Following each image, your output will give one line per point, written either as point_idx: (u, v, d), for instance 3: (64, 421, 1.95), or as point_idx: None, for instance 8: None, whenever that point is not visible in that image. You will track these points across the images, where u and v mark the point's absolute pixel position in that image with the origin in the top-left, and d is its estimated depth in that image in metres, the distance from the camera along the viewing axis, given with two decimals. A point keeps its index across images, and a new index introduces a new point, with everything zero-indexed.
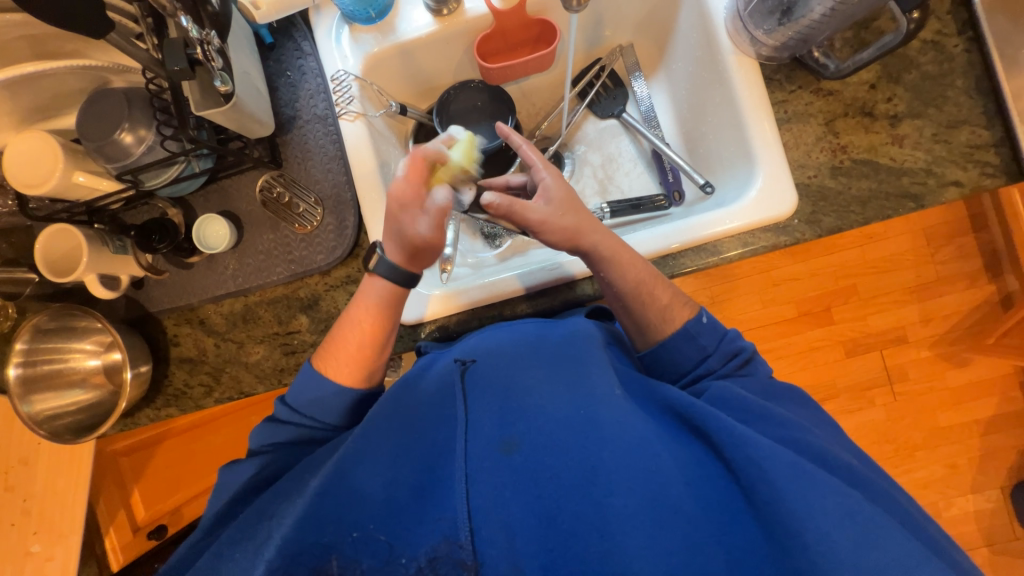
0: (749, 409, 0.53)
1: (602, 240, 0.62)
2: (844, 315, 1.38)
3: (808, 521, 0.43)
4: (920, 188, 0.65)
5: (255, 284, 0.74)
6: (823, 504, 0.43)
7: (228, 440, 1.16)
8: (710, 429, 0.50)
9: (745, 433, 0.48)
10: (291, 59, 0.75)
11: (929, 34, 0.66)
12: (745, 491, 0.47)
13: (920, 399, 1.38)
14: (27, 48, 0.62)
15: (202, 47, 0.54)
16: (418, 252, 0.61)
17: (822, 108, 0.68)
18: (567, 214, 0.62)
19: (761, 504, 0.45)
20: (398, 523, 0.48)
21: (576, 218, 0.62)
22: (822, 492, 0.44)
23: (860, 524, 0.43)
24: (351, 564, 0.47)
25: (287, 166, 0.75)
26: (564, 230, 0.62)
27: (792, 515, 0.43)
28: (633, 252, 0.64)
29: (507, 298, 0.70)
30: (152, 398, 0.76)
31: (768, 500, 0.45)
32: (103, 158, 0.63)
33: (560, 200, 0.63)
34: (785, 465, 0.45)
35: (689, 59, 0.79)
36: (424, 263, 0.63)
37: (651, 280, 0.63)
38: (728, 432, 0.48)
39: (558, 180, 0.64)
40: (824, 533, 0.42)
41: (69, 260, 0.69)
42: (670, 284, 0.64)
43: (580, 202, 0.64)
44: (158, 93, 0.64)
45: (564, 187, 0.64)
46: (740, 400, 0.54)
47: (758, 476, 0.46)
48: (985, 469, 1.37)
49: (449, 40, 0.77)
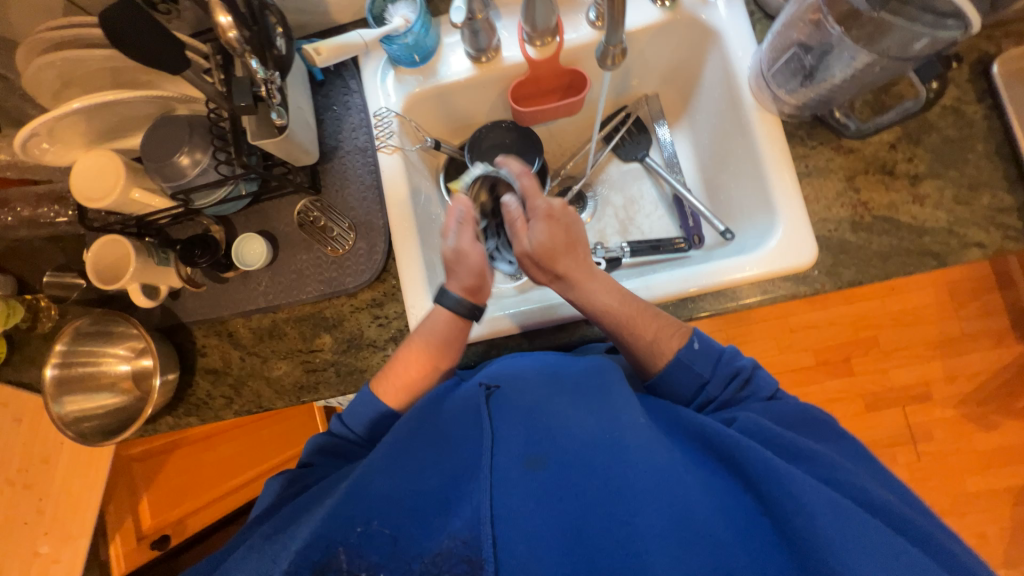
0: (778, 441, 0.52)
1: (577, 286, 0.65)
2: (863, 367, 1.35)
3: (844, 558, 0.41)
4: (942, 248, 0.66)
5: (285, 302, 0.77)
6: (861, 542, 0.41)
7: (238, 452, 1.17)
8: (741, 458, 0.48)
9: (783, 468, 0.46)
10: (338, 95, 0.81)
11: (948, 101, 0.69)
12: (779, 526, 0.45)
13: (947, 461, 1.32)
14: (107, 77, 0.68)
15: (266, 86, 0.60)
16: (458, 264, 0.68)
17: (842, 165, 0.70)
18: (544, 261, 0.65)
19: (793, 537, 0.43)
20: (416, 522, 0.48)
21: (553, 265, 0.65)
22: (865, 528, 0.42)
23: (895, 563, 0.41)
24: (358, 560, 0.47)
25: (325, 193, 0.79)
26: (539, 270, 0.68)
27: (826, 549, 0.41)
28: (616, 288, 0.65)
29: (506, 334, 0.72)
30: (174, 407, 0.78)
31: (807, 534, 0.42)
32: (160, 177, 0.68)
33: (539, 248, 0.65)
34: (825, 502, 0.43)
35: (712, 112, 0.83)
36: (456, 279, 0.68)
37: (636, 315, 0.63)
38: (762, 462, 0.47)
39: (546, 224, 0.66)
40: (864, 573, 0.40)
41: (116, 269, 0.73)
42: (659, 315, 0.64)
43: (563, 249, 0.66)
44: (218, 122, 0.69)
45: (548, 235, 0.66)
46: (770, 432, 0.52)
47: (792, 510, 0.43)
48: (1017, 542, 1.30)
49: (485, 84, 0.82)
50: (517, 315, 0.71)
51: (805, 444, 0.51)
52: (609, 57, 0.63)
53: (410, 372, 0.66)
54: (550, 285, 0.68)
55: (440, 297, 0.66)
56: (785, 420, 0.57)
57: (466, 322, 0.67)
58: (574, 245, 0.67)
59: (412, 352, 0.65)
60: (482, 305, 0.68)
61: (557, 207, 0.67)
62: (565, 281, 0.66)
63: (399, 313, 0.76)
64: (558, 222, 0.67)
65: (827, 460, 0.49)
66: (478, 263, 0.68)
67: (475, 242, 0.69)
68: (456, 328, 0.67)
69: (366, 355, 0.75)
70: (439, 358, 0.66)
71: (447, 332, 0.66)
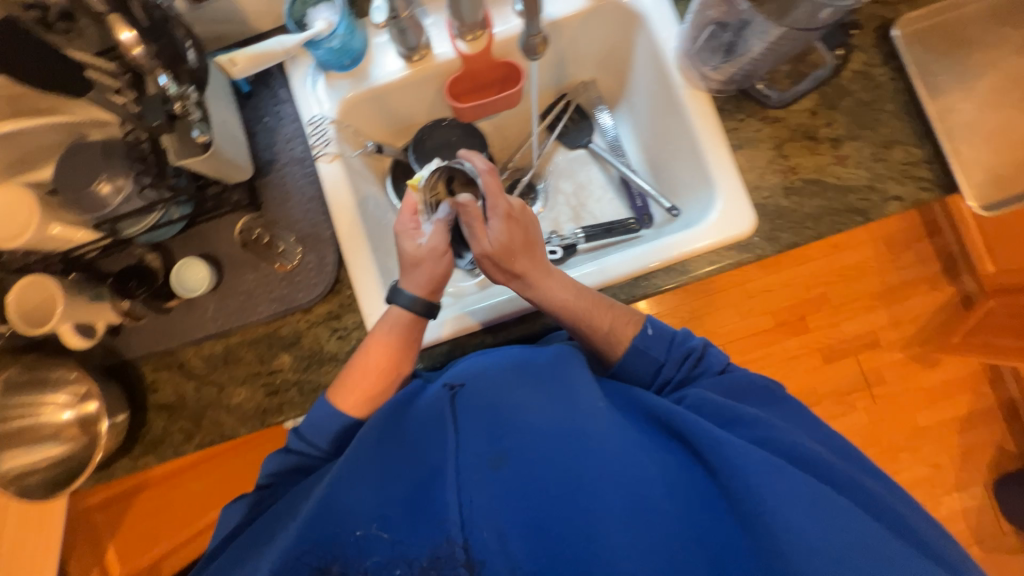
0: (723, 412, 0.54)
1: (536, 288, 0.65)
2: (818, 322, 1.42)
3: (779, 515, 0.43)
4: (865, 204, 0.70)
5: (236, 325, 0.74)
6: (796, 496, 0.44)
7: (206, 489, 1.09)
8: (688, 430, 0.51)
9: (726, 437, 0.48)
10: (268, 106, 0.78)
11: (857, 66, 0.73)
12: (726, 493, 0.47)
13: (898, 399, 1.42)
14: (5, 107, 0.63)
15: (180, 102, 0.57)
16: (420, 268, 0.66)
17: (770, 134, 0.73)
18: (502, 262, 0.64)
19: (736, 500, 0.46)
20: (405, 522, 0.48)
21: (511, 266, 0.64)
22: (795, 484, 0.45)
23: (828, 514, 0.44)
24: (356, 561, 0.48)
25: (266, 208, 0.76)
26: (498, 270, 0.66)
27: (764, 510, 0.44)
28: (570, 283, 0.65)
29: (470, 331, 0.71)
30: (130, 448, 0.74)
31: (748, 498, 0.45)
32: (79, 208, 0.64)
33: (496, 251, 0.64)
34: (758, 462, 0.46)
35: (646, 93, 0.85)
36: (418, 285, 0.66)
37: (591, 308, 0.64)
38: (707, 435, 0.49)
39: (505, 224, 0.64)
40: (797, 530, 0.43)
41: (44, 312, 0.68)
42: (614, 306, 0.65)
43: (522, 250, 0.65)
44: (137, 144, 0.65)
45: (508, 235, 0.64)
46: (718, 405, 0.55)
47: (736, 476, 0.46)
48: (966, 466, 1.42)
49: (422, 83, 0.81)
50: (480, 312, 0.71)
51: (748, 411, 0.53)
52: (532, 47, 0.64)
53: (369, 376, 0.64)
54: (508, 285, 0.67)
55: (394, 296, 0.66)
56: (738, 386, 0.60)
57: (424, 321, 0.67)
58: (533, 245, 0.66)
59: (374, 360, 0.64)
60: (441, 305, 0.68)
61: (516, 208, 0.66)
62: (522, 282, 0.65)
63: (358, 323, 0.74)
64: (518, 223, 0.65)
65: (765, 423, 0.52)
66: (444, 269, 0.67)
67: (446, 253, 0.67)
68: (414, 329, 0.66)
69: (328, 369, 0.74)
70: (400, 362, 0.65)
71: (406, 332, 0.66)
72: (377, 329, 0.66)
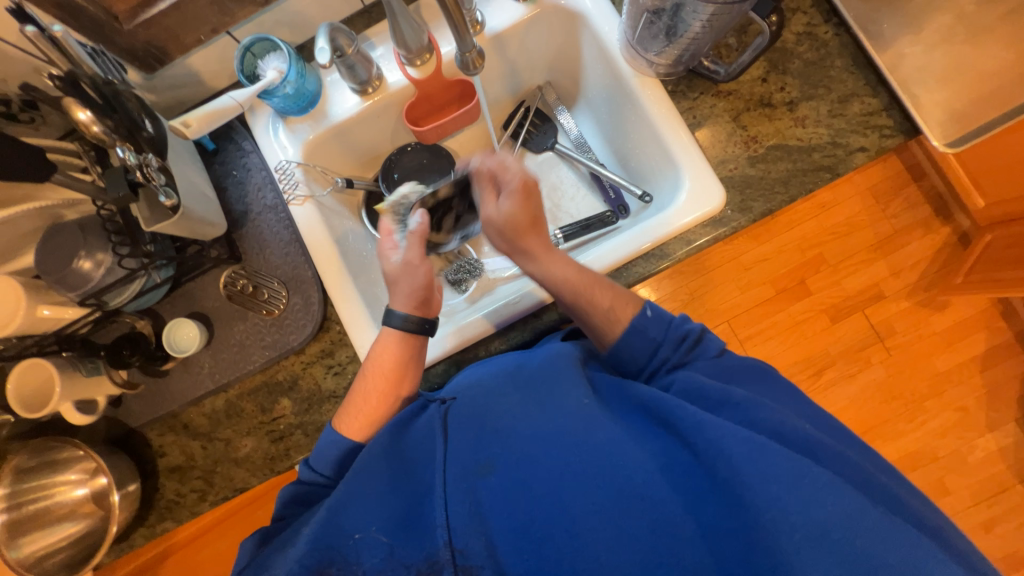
0: (709, 397, 0.54)
1: (538, 262, 0.67)
2: (819, 284, 1.31)
3: (754, 487, 0.44)
4: (831, 160, 0.70)
5: (233, 377, 0.74)
6: (774, 470, 0.44)
7: (226, 551, 1.08)
8: (674, 417, 0.50)
9: (708, 419, 0.48)
10: (235, 160, 0.80)
11: (800, 27, 0.74)
12: (709, 472, 0.46)
13: (915, 349, 1.38)
14: None
15: (140, 169, 0.59)
16: (400, 280, 0.67)
17: (726, 107, 0.74)
18: (509, 238, 0.68)
19: (719, 479, 0.45)
20: (408, 528, 0.49)
21: (517, 241, 0.68)
22: (772, 460, 0.45)
23: (810, 485, 0.43)
24: (355, 563, 0.48)
25: (247, 259, 0.78)
26: (501, 240, 0.70)
27: (743, 486, 0.44)
28: (573, 262, 0.66)
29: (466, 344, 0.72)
30: (145, 516, 0.75)
31: (729, 474, 0.45)
32: (65, 287, 0.66)
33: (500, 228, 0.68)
34: (741, 442, 0.46)
35: (600, 87, 0.86)
36: (398, 294, 0.67)
37: (591, 284, 0.64)
38: (690, 418, 0.49)
39: (514, 199, 0.68)
40: (774, 499, 0.43)
41: (42, 394, 0.69)
42: (614, 287, 0.65)
43: (529, 226, 0.68)
44: (110, 217, 0.67)
45: (517, 210, 0.67)
46: (704, 389, 0.55)
47: (718, 458, 0.46)
48: (994, 405, 1.39)
49: (380, 113, 0.82)
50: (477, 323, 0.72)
51: (737, 393, 0.53)
52: (469, 64, 0.65)
53: (369, 402, 0.64)
54: (511, 257, 0.71)
55: (387, 318, 0.66)
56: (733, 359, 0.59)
57: (421, 337, 0.67)
58: (541, 224, 0.69)
59: (372, 391, 0.64)
60: (433, 318, 0.68)
61: (530, 185, 0.68)
62: (524, 257, 0.68)
63: (352, 357, 0.75)
64: (528, 199, 0.68)
65: (754, 403, 0.52)
66: (425, 278, 0.67)
67: (422, 258, 0.68)
68: (411, 348, 0.66)
69: (329, 407, 0.74)
70: (398, 385, 0.65)
71: (401, 350, 0.66)
72: (376, 348, 0.66)
